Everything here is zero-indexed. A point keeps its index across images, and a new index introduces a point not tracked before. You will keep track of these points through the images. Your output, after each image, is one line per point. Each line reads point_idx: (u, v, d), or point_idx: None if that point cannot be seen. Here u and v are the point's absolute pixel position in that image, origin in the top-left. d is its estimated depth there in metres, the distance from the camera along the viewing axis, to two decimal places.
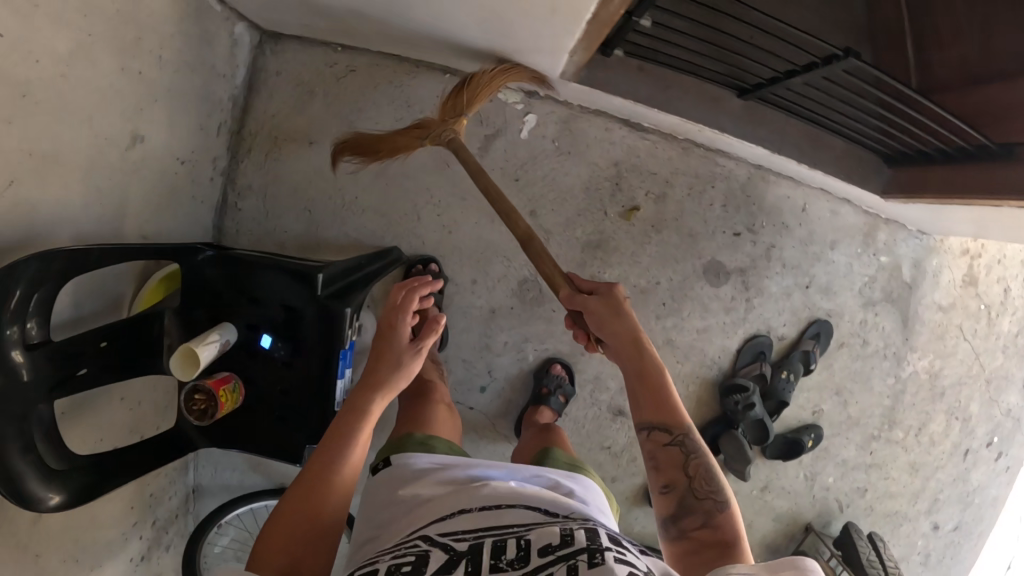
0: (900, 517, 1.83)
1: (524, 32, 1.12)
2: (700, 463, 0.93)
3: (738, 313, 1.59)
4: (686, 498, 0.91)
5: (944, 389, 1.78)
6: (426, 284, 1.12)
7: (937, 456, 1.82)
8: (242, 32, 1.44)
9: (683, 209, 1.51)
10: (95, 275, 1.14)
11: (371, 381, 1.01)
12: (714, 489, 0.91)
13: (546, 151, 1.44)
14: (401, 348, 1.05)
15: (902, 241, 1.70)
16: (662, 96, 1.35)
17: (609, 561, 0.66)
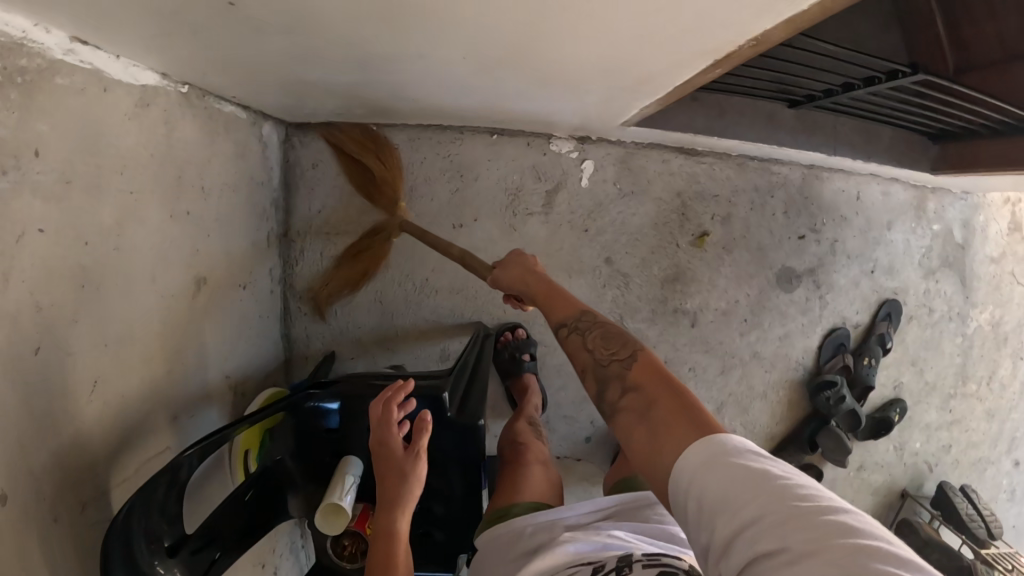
0: (983, 463, 1.92)
1: (591, 91, 1.07)
2: (603, 330, 0.80)
3: (814, 312, 1.61)
4: (600, 371, 0.75)
5: (1007, 335, 1.86)
6: (404, 389, 0.94)
7: (1010, 398, 1.90)
8: (270, 132, 1.34)
9: (750, 223, 1.50)
10: (199, 473, 1.09)
11: (386, 502, 0.92)
12: (623, 344, 0.76)
13: (609, 194, 1.41)
14: (399, 464, 0.91)
15: (949, 207, 1.74)
16: (718, 122, 1.32)
17: (638, 570, 0.69)
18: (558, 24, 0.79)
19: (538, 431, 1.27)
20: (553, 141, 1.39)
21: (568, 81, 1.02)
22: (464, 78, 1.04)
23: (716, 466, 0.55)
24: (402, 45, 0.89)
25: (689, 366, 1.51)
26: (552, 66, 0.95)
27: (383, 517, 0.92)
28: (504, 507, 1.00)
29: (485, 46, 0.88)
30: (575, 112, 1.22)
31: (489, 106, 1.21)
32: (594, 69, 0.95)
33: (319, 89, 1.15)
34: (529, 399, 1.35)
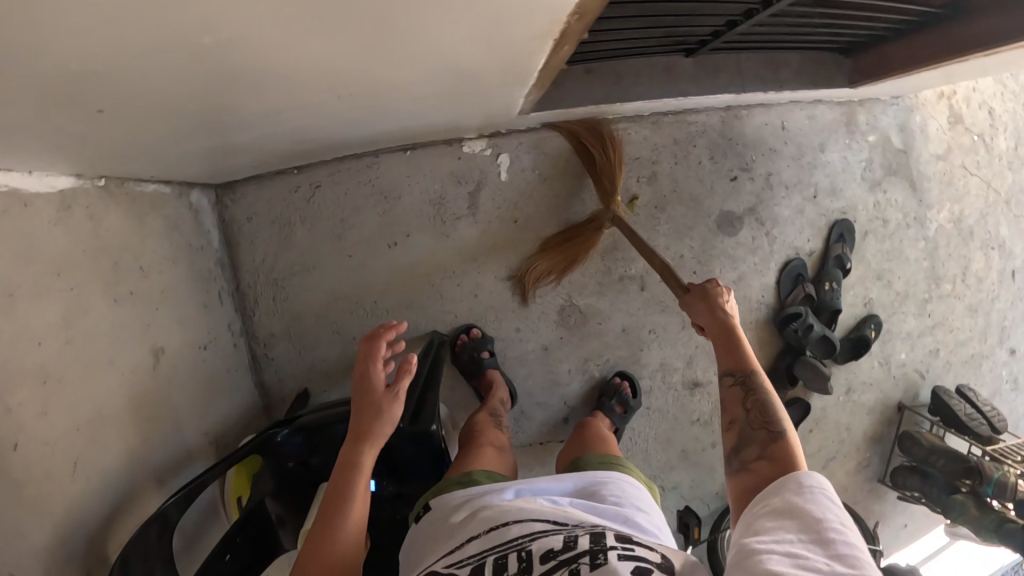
0: (977, 359, 1.91)
1: (473, 94, 1.10)
2: (763, 403, 0.98)
3: (765, 249, 1.61)
4: (745, 431, 0.96)
5: (971, 228, 1.85)
6: (394, 329, 1.02)
7: (989, 289, 1.89)
8: (200, 198, 1.41)
9: (678, 177, 1.51)
10: (188, 516, 1.17)
11: (354, 433, 0.95)
12: (775, 421, 0.95)
13: (531, 182, 1.44)
14: (379, 398, 0.97)
15: (880, 115, 1.73)
16: (617, 88, 1.34)
17: (612, 559, 0.77)
18: (405, 50, 0.83)
19: (498, 422, 1.32)
20: (465, 143, 1.43)
21: (449, 89, 1.05)
22: (352, 110, 1.09)
23: (801, 501, 0.78)
24: (278, 99, 0.94)
25: (650, 328, 1.53)
26: (425, 82, 0.99)
27: (349, 449, 0.94)
28: (463, 477, 1.06)
29: (353, 82, 0.92)
30: (472, 113, 1.25)
31: (391, 125, 1.25)
32: (464, 75, 0.98)
33: (228, 149, 1.20)
34: (494, 394, 1.39)
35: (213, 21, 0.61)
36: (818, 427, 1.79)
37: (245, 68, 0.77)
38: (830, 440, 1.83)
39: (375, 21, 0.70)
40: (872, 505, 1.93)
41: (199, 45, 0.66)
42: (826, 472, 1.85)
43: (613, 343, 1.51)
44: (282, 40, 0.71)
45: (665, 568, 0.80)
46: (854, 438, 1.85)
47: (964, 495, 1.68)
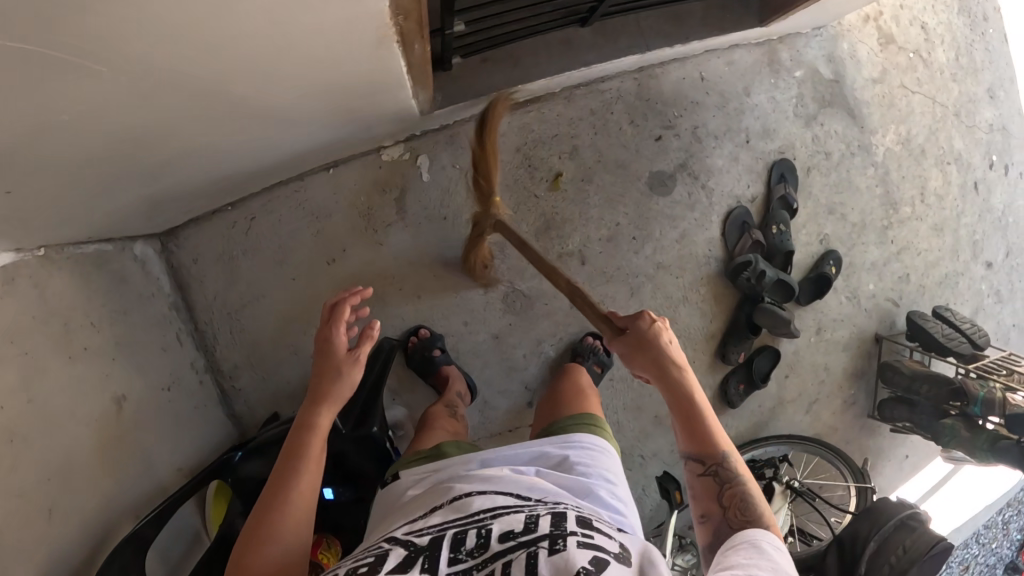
0: (952, 278, 1.89)
1: (362, 102, 1.12)
2: (740, 494, 0.86)
3: (703, 203, 1.59)
4: (724, 530, 0.84)
5: (921, 147, 1.82)
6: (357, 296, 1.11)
7: (951, 206, 1.87)
8: (145, 249, 1.46)
9: (601, 146, 1.50)
10: (170, 527, 1.25)
11: (314, 394, 1.03)
12: (756, 516, 0.84)
13: (454, 178, 1.46)
14: (339, 360, 1.05)
15: (805, 49, 1.70)
16: (516, 70, 1.33)
17: (570, 546, 0.76)
18: (271, 78, 0.85)
19: (453, 411, 1.34)
20: (384, 152, 1.47)
21: (344, 103, 1.08)
22: (254, 141, 1.12)
23: (771, 546, 0.76)
24: (176, 147, 0.98)
25: (600, 300, 1.53)
26: (312, 102, 1.01)
27: (309, 409, 1.01)
28: (433, 453, 1.13)
29: (237, 115, 0.95)
30: (376, 121, 1.27)
31: (302, 146, 1.29)
32: (350, 86, 1.01)
33: (155, 198, 1.25)
34: (450, 386, 1.41)
35: (56, 95, 0.64)
36: (794, 371, 1.77)
37: (122, 128, 0.81)
38: (810, 383, 1.80)
39: (224, 57, 0.73)
40: (866, 441, 1.92)
41: (61, 120, 0.70)
42: (811, 416, 1.82)
43: (563, 322, 1.52)
44: (137, 94, 0.73)
45: (622, 558, 0.79)
46: (834, 377, 1.83)
47: (954, 418, 1.62)
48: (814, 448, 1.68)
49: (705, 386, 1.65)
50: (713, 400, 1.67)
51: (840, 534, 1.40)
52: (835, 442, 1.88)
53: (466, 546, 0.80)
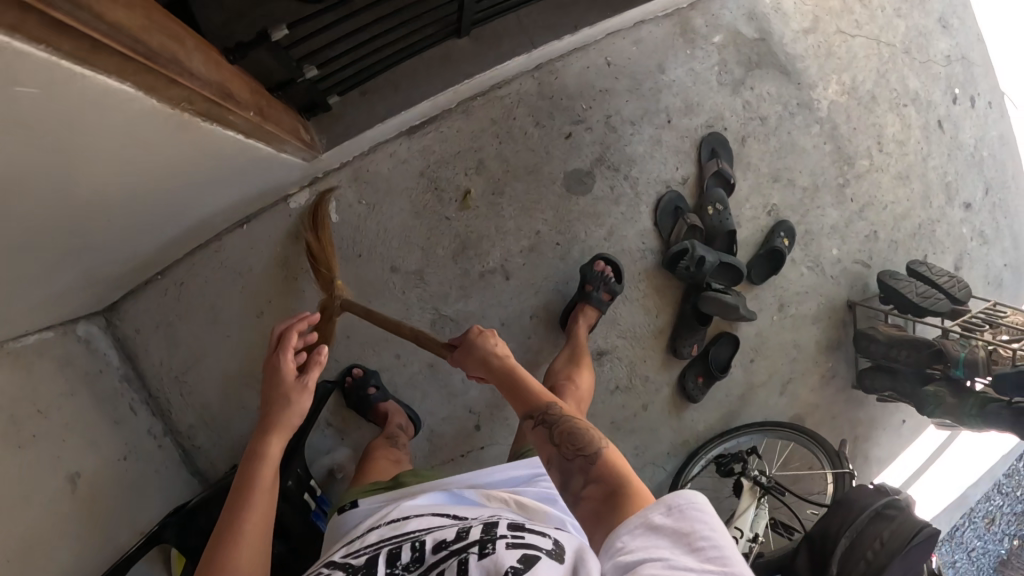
0: (928, 227, 1.78)
1: (238, 162, 1.08)
2: (569, 427, 0.88)
3: (628, 195, 1.50)
4: (565, 465, 0.84)
5: (870, 93, 1.69)
6: (307, 321, 1.13)
7: (915, 151, 1.75)
8: (89, 328, 1.48)
9: (508, 155, 1.44)
10: None
11: (265, 423, 1.04)
12: (586, 440, 0.85)
13: (362, 214, 1.44)
14: (289, 387, 1.06)
15: (722, 11, 1.58)
16: (398, 97, 1.30)
17: (500, 546, 0.67)
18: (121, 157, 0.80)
19: (395, 444, 1.34)
20: (291, 200, 1.46)
21: (216, 170, 1.06)
22: (145, 217, 1.11)
23: (669, 513, 0.63)
24: (64, 237, 0.95)
25: (531, 314, 1.48)
26: (178, 177, 0.99)
27: (259, 438, 1.02)
28: (391, 483, 1.15)
29: (111, 197, 0.91)
30: (269, 175, 1.25)
31: (200, 211, 1.28)
32: (210, 153, 0.97)
33: (75, 284, 1.25)
34: (389, 420, 1.40)
35: None
36: (760, 354, 1.67)
37: None
38: (780, 364, 1.69)
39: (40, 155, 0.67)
40: (851, 413, 1.82)
41: None
42: (786, 397, 1.72)
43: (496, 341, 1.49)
44: None
45: (555, 552, 0.64)
46: (806, 352, 1.72)
47: (937, 384, 1.50)
48: (787, 434, 1.58)
49: (659, 384, 1.57)
50: (672, 396, 1.59)
51: (810, 531, 1.31)
52: (818, 420, 1.78)
53: (400, 562, 0.76)
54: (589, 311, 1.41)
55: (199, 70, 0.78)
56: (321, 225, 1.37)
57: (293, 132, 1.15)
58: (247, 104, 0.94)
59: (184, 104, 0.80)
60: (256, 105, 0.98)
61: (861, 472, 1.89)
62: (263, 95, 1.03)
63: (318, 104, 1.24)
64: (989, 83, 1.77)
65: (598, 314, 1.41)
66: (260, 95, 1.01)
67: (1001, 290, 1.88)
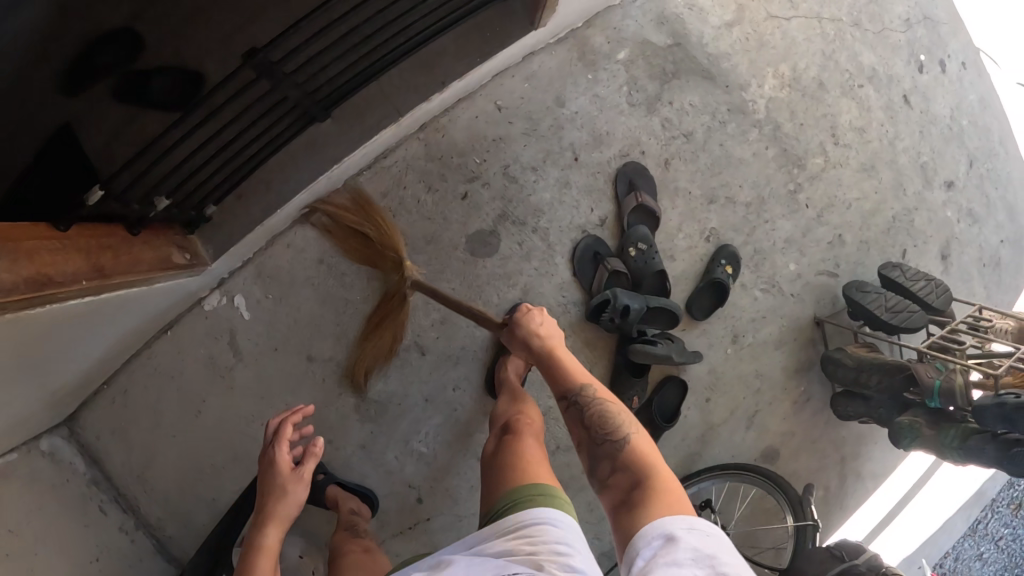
0: (904, 219, 1.66)
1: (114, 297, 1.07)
2: (604, 411, 0.96)
3: (540, 248, 1.39)
4: (596, 445, 0.93)
5: (815, 81, 1.56)
6: (300, 413, 1.24)
7: (878, 133, 1.62)
8: (52, 440, 1.40)
9: (403, 229, 1.37)
10: None
11: (261, 516, 1.14)
12: (617, 426, 0.94)
13: (272, 308, 1.43)
14: (283, 480, 1.17)
15: (626, 21, 1.42)
16: (270, 197, 1.26)
17: None
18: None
19: (357, 533, 1.30)
20: (204, 303, 1.43)
21: (82, 321, 1.08)
22: (46, 355, 1.08)
23: (688, 532, 0.72)
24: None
25: (453, 386, 1.43)
26: (39, 338, 1.00)
27: (259, 530, 1.12)
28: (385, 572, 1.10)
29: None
30: (163, 291, 1.21)
31: (107, 340, 1.25)
32: (61, 318, 0.99)
33: (21, 415, 1.20)
34: (342, 508, 1.36)
35: None
36: (717, 391, 1.53)
37: None
38: (742, 397, 1.55)
39: None
40: (831, 434, 1.68)
41: None
42: (755, 430, 1.58)
43: (424, 418, 1.45)
44: None
45: None
46: (771, 381, 1.57)
47: (912, 414, 1.34)
48: (751, 477, 1.45)
49: None
50: None
51: None
52: (794, 448, 1.64)
53: None
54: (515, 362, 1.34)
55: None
56: (375, 210, 1.33)
57: (159, 263, 1.13)
58: (79, 274, 0.93)
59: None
60: (94, 266, 0.96)
61: (853, 492, 1.74)
62: (106, 247, 1.00)
63: (195, 218, 1.22)
64: (959, 41, 1.68)
65: (525, 364, 1.34)
66: (100, 251, 0.99)
67: (999, 272, 1.78)
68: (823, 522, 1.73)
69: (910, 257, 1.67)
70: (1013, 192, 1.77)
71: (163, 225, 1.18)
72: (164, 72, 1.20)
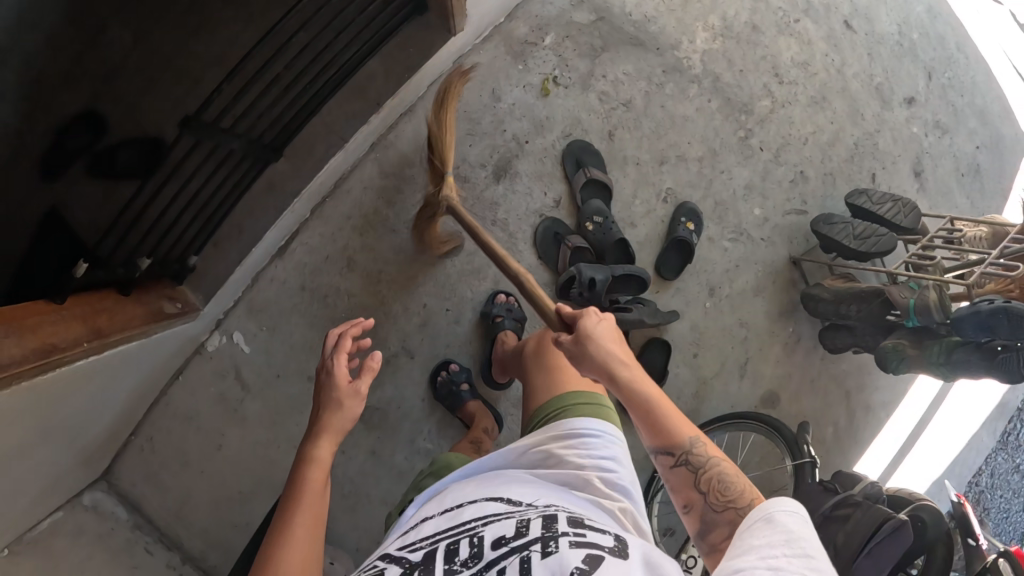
0: (866, 143, 1.66)
1: (119, 356, 1.21)
2: (716, 473, 0.71)
3: (503, 238, 1.44)
4: (708, 517, 0.69)
5: (750, 25, 1.58)
6: (359, 326, 1.13)
7: (824, 64, 1.63)
8: (93, 495, 1.53)
9: (371, 245, 1.46)
10: None
11: (314, 429, 0.98)
12: (734, 490, 0.70)
13: (267, 339, 1.53)
14: (338, 392, 1.00)
15: (546, 7, 1.48)
16: (245, 240, 1.38)
17: (564, 547, 0.64)
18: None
19: (477, 448, 1.30)
20: (207, 345, 1.55)
21: (98, 381, 1.20)
22: (76, 415, 1.22)
23: (781, 515, 0.59)
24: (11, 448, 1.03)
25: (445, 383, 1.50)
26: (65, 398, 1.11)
27: (310, 444, 0.95)
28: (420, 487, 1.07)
29: (24, 403, 0.98)
30: (165, 340, 1.35)
31: (122, 394, 1.36)
32: (78, 382, 1.11)
33: (61, 468, 1.31)
34: (476, 424, 1.39)
35: None
36: (704, 346, 1.54)
37: None
38: (730, 348, 1.56)
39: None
40: (830, 370, 1.67)
41: None
42: (749, 378, 1.58)
43: (424, 418, 1.52)
44: None
45: (618, 551, 0.66)
46: (756, 327, 1.57)
47: (896, 337, 1.33)
48: (751, 424, 1.46)
49: None
50: None
51: None
52: (795, 390, 1.64)
53: (460, 556, 0.69)
54: (509, 334, 1.38)
55: (9, 354, 0.93)
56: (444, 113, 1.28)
57: (153, 316, 1.29)
58: (78, 338, 1.09)
59: (18, 382, 0.94)
60: (92, 329, 1.13)
61: (866, 424, 1.72)
62: (101, 311, 1.17)
63: (181, 269, 1.36)
64: None
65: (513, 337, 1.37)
66: (96, 316, 1.15)
67: (981, 177, 1.81)
68: (842, 459, 1.72)
69: (880, 181, 1.68)
70: (979, 94, 1.80)
71: (153, 282, 1.34)
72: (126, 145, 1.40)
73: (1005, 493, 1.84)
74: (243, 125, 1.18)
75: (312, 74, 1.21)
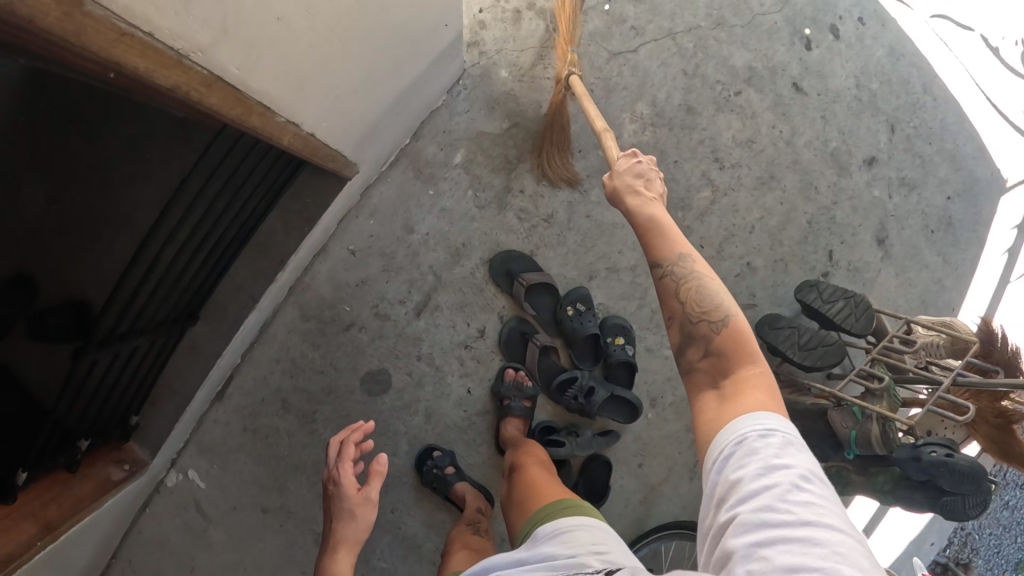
0: (822, 217, 1.52)
1: (76, 536, 1.22)
2: (698, 287, 0.76)
3: (430, 372, 1.43)
4: (687, 328, 0.75)
5: (683, 105, 1.43)
6: (362, 431, 1.12)
7: (771, 135, 1.47)
8: None
9: (302, 385, 1.46)
10: None
11: (332, 543, 1.03)
12: (715, 304, 0.75)
13: (218, 476, 1.54)
14: (351, 501, 1.05)
15: (455, 120, 1.38)
16: (179, 398, 1.37)
17: None
18: None
19: (477, 529, 1.22)
20: (165, 481, 1.54)
21: (60, 564, 1.23)
22: None
23: (759, 439, 0.59)
24: None
25: (391, 509, 1.47)
26: None
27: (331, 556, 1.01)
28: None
29: None
30: (119, 503, 1.36)
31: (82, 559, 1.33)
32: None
33: None
34: (469, 505, 1.32)
35: None
36: (648, 455, 1.50)
37: None
38: (680, 453, 1.51)
39: None
40: None
41: None
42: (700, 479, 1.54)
43: None
44: None
45: None
46: None
47: (844, 458, 1.26)
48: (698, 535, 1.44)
49: None
50: None
51: None
52: None
53: None
54: (512, 422, 1.35)
55: None
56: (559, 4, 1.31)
57: (101, 488, 1.28)
58: (32, 538, 1.09)
59: None
60: (43, 524, 1.12)
61: None
62: (51, 499, 1.15)
63: (125, 430, 1.36)
64: None
65: (518, 425, 1.35)
66: (46, 506, 1.14)
67: (953, 231, 1.64)
68: None
69: (838, 257, 1.54)
70: (950, 137, 1.60)
71: (97, 448, 1.33)
72: (58, 309, 1.12)
73: (995, 530, 1.76)
74: (146, 324, 1.17)
75: (202, 255, 1.17)
